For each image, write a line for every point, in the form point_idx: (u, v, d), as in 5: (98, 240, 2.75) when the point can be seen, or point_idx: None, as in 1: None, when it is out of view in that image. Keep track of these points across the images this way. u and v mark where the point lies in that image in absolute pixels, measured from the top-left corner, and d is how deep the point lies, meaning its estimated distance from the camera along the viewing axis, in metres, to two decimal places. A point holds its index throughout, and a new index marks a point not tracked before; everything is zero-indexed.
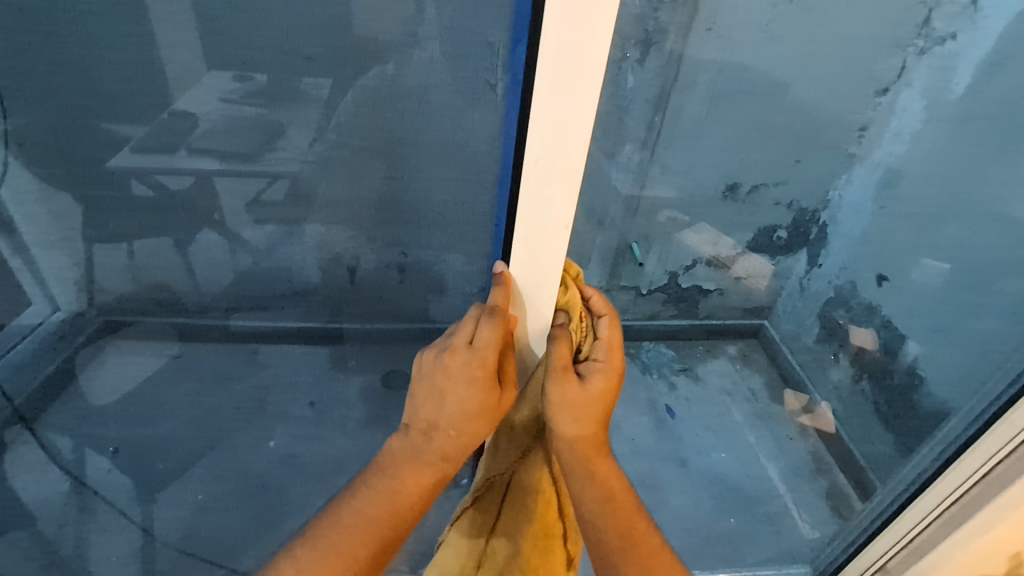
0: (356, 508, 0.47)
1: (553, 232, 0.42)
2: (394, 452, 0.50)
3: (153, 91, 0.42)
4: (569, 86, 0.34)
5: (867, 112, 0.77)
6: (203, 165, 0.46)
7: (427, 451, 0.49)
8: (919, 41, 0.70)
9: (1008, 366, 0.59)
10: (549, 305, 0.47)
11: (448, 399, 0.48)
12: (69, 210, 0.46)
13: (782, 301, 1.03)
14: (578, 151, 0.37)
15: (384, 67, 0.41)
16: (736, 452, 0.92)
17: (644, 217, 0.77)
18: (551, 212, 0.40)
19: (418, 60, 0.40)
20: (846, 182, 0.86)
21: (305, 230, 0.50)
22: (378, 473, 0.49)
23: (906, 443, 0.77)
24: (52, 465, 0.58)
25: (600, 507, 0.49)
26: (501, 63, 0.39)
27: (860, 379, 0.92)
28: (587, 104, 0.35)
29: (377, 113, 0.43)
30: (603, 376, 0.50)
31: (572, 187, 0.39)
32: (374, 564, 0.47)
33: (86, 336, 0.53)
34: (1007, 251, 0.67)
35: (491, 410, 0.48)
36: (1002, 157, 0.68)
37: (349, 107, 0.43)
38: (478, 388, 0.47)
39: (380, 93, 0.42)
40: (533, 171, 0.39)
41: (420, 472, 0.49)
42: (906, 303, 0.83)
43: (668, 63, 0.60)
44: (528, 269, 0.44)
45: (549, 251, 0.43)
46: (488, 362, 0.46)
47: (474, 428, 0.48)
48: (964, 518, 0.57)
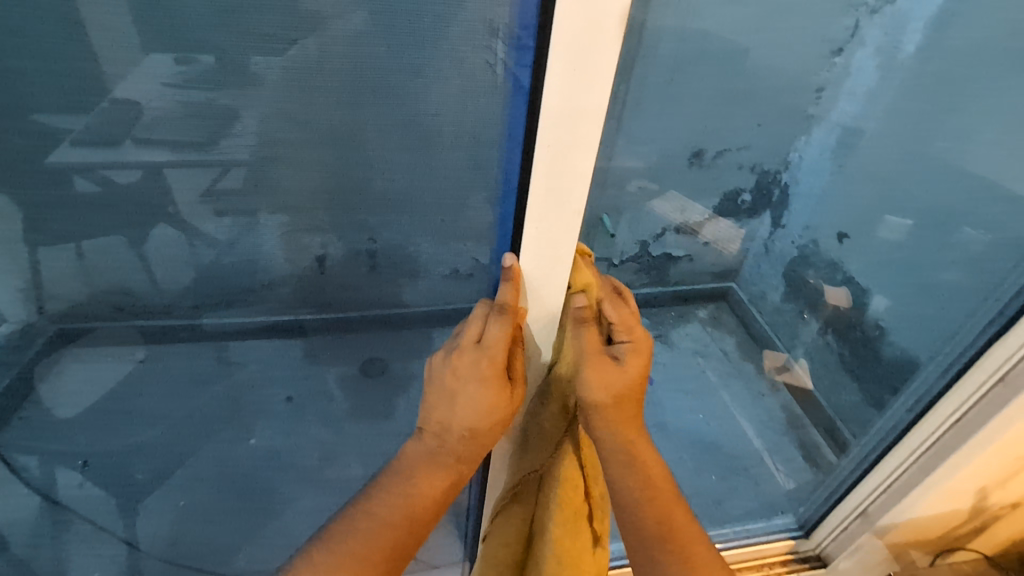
0: (371, 514, 0.47)
1: (565, 221, 0.40)
2: (409, 457, 0.50)
3: (86, 79, 0.38)
4: (587, 56, 0.31)
5: (822, 74, 0.77)
6: (152, 156, 0.44)
7: (441, 454, 0.49)
8: (871, 1, 0.70)
9: (986, 305, 0.59)
10: (559, 300, 0.45)
11: (460, 399, 0.48)
12: (5, 215, 0.43)
13: (749, 263, 1.06)
14: (592, 134, 0.35)
15: (318, 38, 0.38)
16: (711, 411, 0.99)
17: (614, 190, 0.73)
18: (566, 201, 0.38)
19: (361, 30, 0.38)
20: (805, 143, 0.89)
21: (261, 221, 0.49)
22: (392, 477, 0.50)
23: (873, 394, 0.82)
24: (20, 483, 0.56)
25: (640, 497, 0.49)
26: (500, 43, 0.37)
27: (826, 333, 0.96)
28: (606, 80, 0.33)
29: (318, 96, 0.41)
30: (635, 356, 0.49)
31: (583, 174, 0.37)
32: (392, 567, 0.47)
33: (39, 347, 0.50)
34: (957, 204, 0.71)
35: (506, 407, 0.47)
36: (951, 114, 0.71)
37: (286, 85, 0.40)
38: (490, 387, 0.46)
39: (326, 68, 0.40)
40: (546, 154, 0.36)
41: (435, 477, 0.49)
42: (868, 257, 0.87)
43: (632, 33, 0.55)
44: (542, 263, 0.43)
45: (560, 240, 0.41)
46: (497, 360, 0.46)
47: (487, 427, 0.48)
48: (939, 460, 0.61)
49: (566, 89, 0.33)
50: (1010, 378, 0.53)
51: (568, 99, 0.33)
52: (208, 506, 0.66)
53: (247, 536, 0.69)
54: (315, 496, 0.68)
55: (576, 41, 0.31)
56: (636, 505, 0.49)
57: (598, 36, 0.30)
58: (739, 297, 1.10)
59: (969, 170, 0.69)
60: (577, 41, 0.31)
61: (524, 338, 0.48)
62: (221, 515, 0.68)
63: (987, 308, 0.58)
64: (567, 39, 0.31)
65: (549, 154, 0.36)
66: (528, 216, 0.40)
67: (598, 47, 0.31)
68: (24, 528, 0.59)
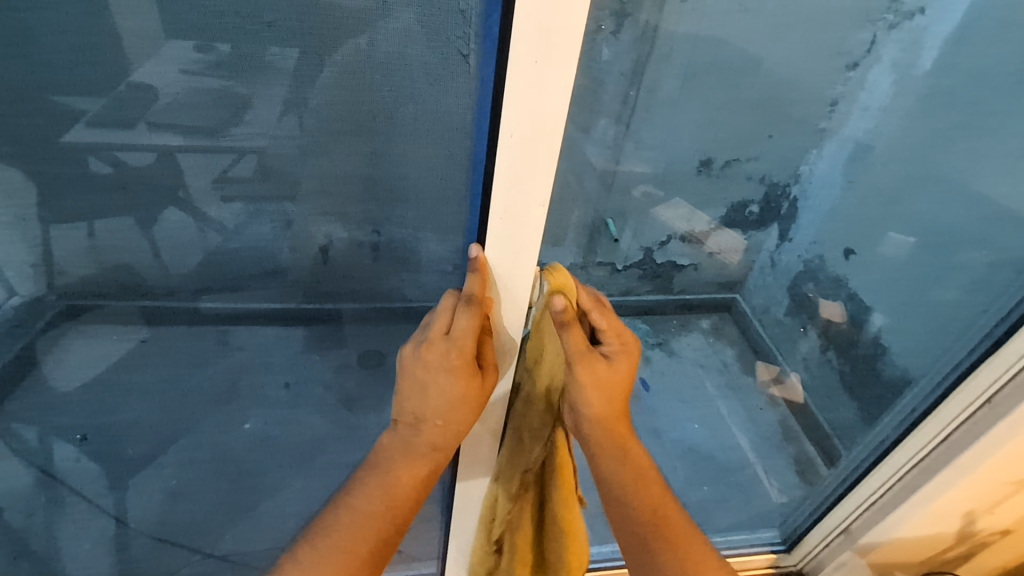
0: (354, 507, 0.50)
1: (529, 210, 0.43)
2: (385, 449, 0.52)
3: (110, 62, 0.39)
4: (543, 55, 0.35)
5: (836, 87, 0.76)
6: (164, 140, 0.43)
7: (416, 444, 0.51)
8: (890, 16, 0.69)
9: (967, 335, 0.62)
10: (525, 291, 0.49)
11: (431, 389, 0.49)
12: (19, 188, 0.43)
13: (754, 276, 1.05)
14: (553, 127, 0.39)
15: (358, 39, 0.39)
16: (707, 422, 0.98)
17: (619, 193, 0.77)
18: (529, 190, 0.42)
19: (394, 30, 0.39)
20: (816, 156, 0.87)
21: (288, 208, 0.49)
22: (371, 471, 0.52)
23: (868, 411, 0.81)
24: (18, 452, 0.57)
25: (631, 485, 0.54)
26: (474, 31, 0.39)
27: (827, 350, 0.96)
28: (561, 73, 0.36)
29: (359, 89, 0.42)
30: (624, 360, 0.52)
31: (545, 165, 0.41)
32: (379, 553, 0.50)
33: (47, 321, 0.51)
34: (964, 224, 0.70)
35: (478, 395, 0.50)
36: (965, 133, 0.70)
37: (326, 85, 0.41)
38: (459, 376, 0.48)
39: (356, 67, 0.40)
40: (510, 148, 0.40)
41: (412, 465, 0.51)
42: (871, 275, 0.87)
43: (643, 36, 0.59)
44: (505, 253, 0.46)
45: (526, 229, 0.44)
46: (466, 350, 0.48)
47: (460, 415, 0.50)
48: (924, 479, 0.62)
49: (528, 83, 0.37)
50: (997, 400, 0.55)
51: (529, 94, 0.37)
52: (199, 484, 0.67)
53: (238, 510, 0.71)
54: (305, 479, 0.71)
55: (535, 42, 0.35)
56: (627, 490, 0.54)
57: (557, 37, 0.35)
58: (742, 308, 1.09)
59: (977, 193, 0.69)
60: (536, 44, 0.35)
61: (490, 326, 0.50)
62: (211, 497, 0.69)
63: (978, 325, 0.60)
64: (528, 39, 0.35)
65: (514, 144, 0.39)
66: (494, 208, 0.43)
67: (557, 46, 0.35)
68: (20, 496, 0.60)
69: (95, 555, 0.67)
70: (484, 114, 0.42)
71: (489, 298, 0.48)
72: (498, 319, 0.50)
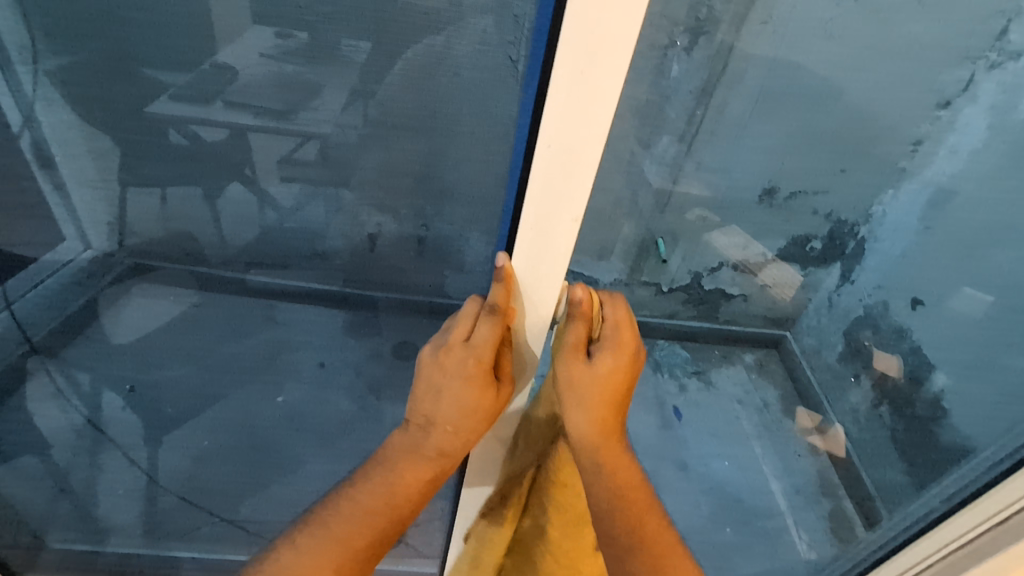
0: (355, 499, 0.51)
1: (562, 225, 0.42)
2: (393, 447, 0.53)
3: (198, 42, 0.41)
4: (591, 64, 0.33)
5: (923, 125, 0.70)
6: (238, 118, 0.45)
7: (425, 446, 0.52)
8: (991, 54, 0.62)
9: None
10: (549, 307, 0.48)
11: (445, 395, 0.50)
12: (105, 152, 0.46)
13: (807, 315, 1.01)
14: (596, 139, 0.37)
15: (433, 39, 0.40)
16: (738, 461, 0.94)
17: (673, 214, 0.75)
18: (562, 202, 0.40)
19: (467, 34, 0.39)
20: (891, 197, 0.81)
21: (341, 195, 0.50)
22: (378, 467, 0.52)
23: (918, 474, 0.76)
24: (70, 395, 0.61)
25: (610, 499, 0.53)
26: (525, 38, 0.38)
27: (880, 404, 0.90)
28: (611, 84, 0.34)
29: (423, 85, 0.42)
30: (613, 356, 0.50)
31: (583, 177, 0.39)
32: (375, 550, 0.51)
33: (114, 276, 0.54)
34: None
35: (489, 404, 0.50)
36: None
37: (392, 83, 0.42)
38: (472, 385, 0.49)
39: (425, 66, 0.41)
40: (545, 158, 0.38)
41: (418, 468, 0.52)
42: (939, 330, 0.82)
43: (716, 55, 0.57)
44: (531, 265, 0.45)
45: (555, 243, 0.43)
46: (482, 360, 0.48)
47: (470, 424, 0.51)
48: (968, 564, 0.57)
49: (573, 90, 0.34)
50: None
51: (573, 103, 0.35)
52: (229, 449, 0.70)
53: (260, 480, 0.73)
54: (326, 458, 0.71)
55: (583, 47, 0.32)
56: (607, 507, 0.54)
57: (607, 45, 0.32)
58: (791, 347, 1.04)
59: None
60: (582, 52, 0.33)
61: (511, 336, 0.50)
62: (237, 462, 0.71)
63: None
64: (575, 43, 0.32)
65: (551, 154, 0.38)
66: (524, 218, 0.42)
67: (606, 53, 0.32)
68: (69, 435, 0.64)
69: (125, 502, 0.71)
70: (524, 116, 0.40)
71: (512, 309, 0.48)
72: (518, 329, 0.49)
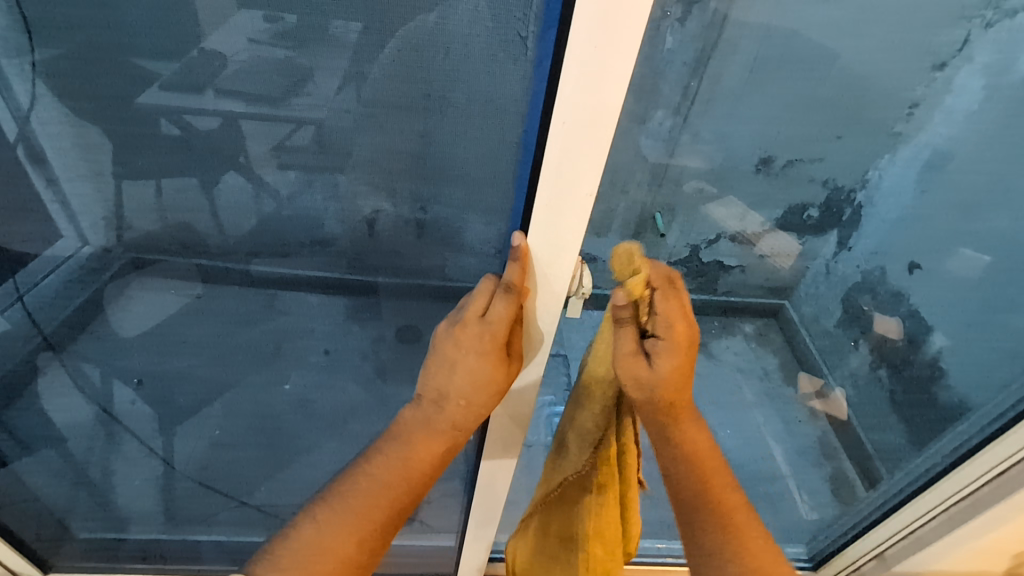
0: (371, 474, 0.52)
1: (575, 201, 0.43)
2: (408, 422, 0.54)
3: (184, 29, 0.41)
4: (605, 40, 0.34)
5: (918, 88, 0.69)
6: (229, 106, 0.45)
7: (437, 420, 0.53)
8: (987, 13, 0.61)
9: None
10: (564, 281, 0.49)
11: (459, 369, 0.50)
12: (97, 144, 0.46)
13: (805, 283, 1.01)
14: (607, 117, 0.38)
15: (426, 17, 0.39)
16: (739, 428, 0.98)
17: (670, 186, 0.75)
18: (576, 178, 0.41)
19: (461, 13, 0.39)
20: (889, 161, 0.80)
21: (336, 178, 0.49)
22: (392, 440, 0.53)
23: (918, 434, 0.78)
24: (83, 390, 0.62)
25: (685, 468, 0.55)
26: (534, 15, 0.38)
27: (878, 367, 0.92)
28: (625, 64, 0.35)
29: (417, 67, 0.42)
30: (671, 356, 0.50)
31: (596, 153, 0.40)
32: (391, 521, 0.52)
33: (113, 272, 0.54)
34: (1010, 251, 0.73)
35: (503, 381, 0.51)
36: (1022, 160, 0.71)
37: (385, 63, 0.42)
38: (488, 360, 0.49)
39: (419, 46, 0.41)
40: (561, 132, 0.39)
41: (431, 441, 0.53)
42: (937, 292, 0.83)
43: (710, 25, 0.56)
44: (547, 240, 0.46)
45: (571, 221, 0.44)
46: (497, 335, 0.48)
47: (483, 398, 0.51)
48: (970, 516, 0.63)
49: (587, 67, 0.35)
50: None
51: (586, 80, 0.36)
52: (240, 435, 0.71)
53: (273, 463, 0.74)
54: (337, 441, 0.73)
55: (598, 25, 0.33)
56: (679, 478, 0.55)
57: (619, 25, 0.33)
58: (791, 316, 1.04)
59: (1004, 229, 0.73)
60: (598, 29, 0.34)
61: (524, 314, 0.51)
62: (250, 448, 0.73)
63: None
64: (589, 21, 0.33)
65: (566, 130, 0.39)
66: (540, 195, 0.43)
67: (621, 31, 0.34)
68: (83, 428, 0.65)
69: (144, 489, 0.73)
70: (536, 101, 0.41)
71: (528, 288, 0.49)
72: (530, 309, 0.51)
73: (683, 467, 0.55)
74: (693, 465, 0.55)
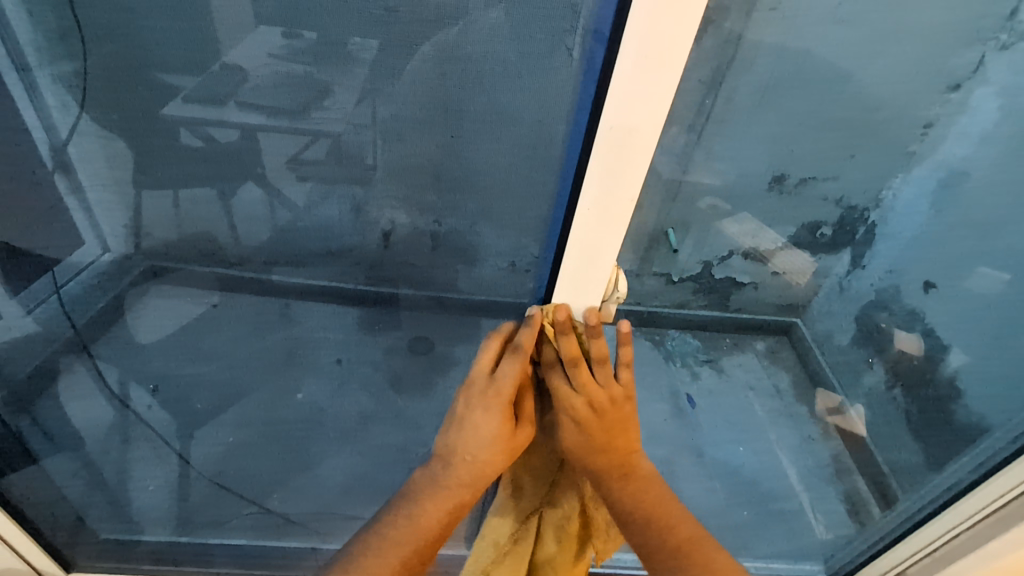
0: (383, 531, 0.47)
1: (616, 209, 0.41)
2: (418, 481, 0.50)
3: (206, 44, 0.42)
4: (655, 52, 0.33)
5: (933, 109, 0.70)
6: (250, 119, 0.46)
7: (445, 477, 0.49)
8: (1001, 35, 0.62)
9: None
10: (599, 290, 0.47)
11: (466, 425, 0.48)
12: (121, 155, 0.47)
13: (818, 301, 1.00)
14: (650, 128, 0.37)
15: (447, 33, 0.40)
16: (754, 446, 0.97)
17: (683, 202, 0.75)
18: (617, 188, 0.40)
19: (480, 28, 0.40)
20: (902, 182, 0.80)
21: (350, 190, 0.50)
22: (403, 500, 0.49)
23: (934, 455, 0.78)
24: (102, 393, 0.62)
25: (636, 501, 0.50)
26: (580, 31, 0.38)
27: (894, 387, 0.91)
28: (672, 78, 0.35)
29: (439, 83, 0.43)
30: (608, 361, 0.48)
31: (637, 164, 0.39)
32: None
33: (132, 279, 0.55)
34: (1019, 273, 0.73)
35: (511, 440, 0.48)
36: None
37: (411, 79, 0.43)
38: (493, 415, 0.47)
39: (444, 61, 0.41)
40: (606, 139, 0.38)
41: (439, 499, 0.48)
42: (954, 311, 0.82)
43: (725, 44, 0.55)
44: (586, 248, 0.44)
45: (610, 229, 0.43)
46: (502, 392, 0.47)
47: (489, 457, 0.48)
48: (993, 534, 0.61)
49: (634, 78, 0.35)
50: None
51: (633, 88, 0.35)
52: (254, 444, 0.71)
53: (284, 474, 0.74)
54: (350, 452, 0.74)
55: (647, 37, 0.33)
56: (633, 506, 0.50)
57: (668, 33, 0.32)
58: (803, 334, 1.03)
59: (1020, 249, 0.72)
60: (647, 43, 0.33)
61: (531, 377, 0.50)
62: (267, 458, 0.72)
63: None
64: (640, 33, 0.33)
65: (611, 136, 0.38)
66: (581, 200, 0.42)
67: (672, 34, 0.32)
68: (97, 436, 0.65)
69: (158, 498, 0.72)
70: (582, 109, 0.41)
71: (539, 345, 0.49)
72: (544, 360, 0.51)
73: (635, 502, 0.50)
74: (651, 524, 0.50)
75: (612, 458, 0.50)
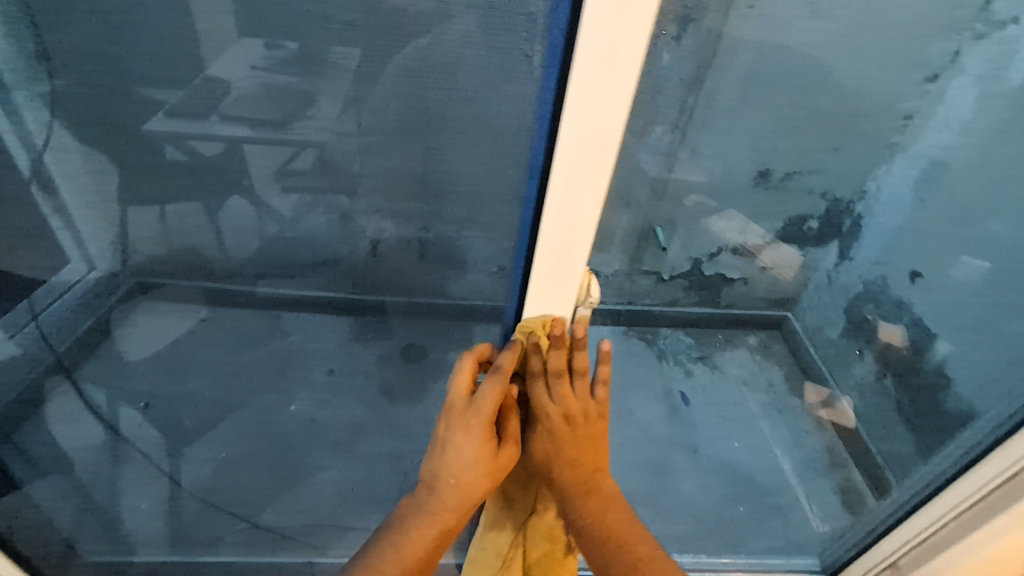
0: (369, 561, 0.46)
1: (582, 215, 0.41)
2: (404, 507, 0.49)
3: (186, 57, 0.41)
4: (612, 59, 0.33)
5: (913, 100, 0.71)
6: (234, 131, 0.46)
7: (431, 503, 0.47)
8: (977, 25, 0.63)
9: None
10: (571, 294, 0.47)
11: (449, 447, 0.47)
12: (101, 170, 0.46)
13: (808, 294, 1.02)
14: (610, 134, 0.37)
15: (421, 40, 0.40)
16: (750, 442, 0.97)
17: (671, 200, 0.74)
18: (582, 194, 0.40)
19: (454, 34, 0.39)
20: (885, 173, 0.83)
21: (337, 199, 0.50)
22: (391, 529, 0.48)
23: (924, 442, 0.78)
24: (90, 415, 0.61)
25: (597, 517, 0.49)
26: (538, 36, 0.38)
27: (883, 377, 0.92)
28: (628, 83, 0.34)
29: (416, 90, 0.43)
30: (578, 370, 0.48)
31: (601, 168, 0.39)
32: None
33: (120, 296, 0.54)
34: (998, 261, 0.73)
35: (492, 461, 0.47)
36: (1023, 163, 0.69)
37: (388, 86, 0.42)
38: (475, 434, 0.46)
39: (418, 68, 0.41)
40: (568, 147, 0.37)
41: (426, 526, 0.47)
42: (940, 301, 0.83)
43: (704, 43, 0.55)
44: (554, 255, 0.44)
45: (577, 234, 0.43)
46: (483, 411, 0.46)
47: (473, 479, 0.47)
48: (980, 523, 0.60)
49: (591, 85, 0.34)
50: None
51: (591, 96, 0.35)
52: (246, 458, 0.71)
53: (277, 488, 0.73)
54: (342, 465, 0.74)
55: (602, 44, 0.32)
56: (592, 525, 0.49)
57: (620, 39, 0.32)
58: (793, 327, 1.07)
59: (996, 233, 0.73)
60: (602, 50, 0.33)
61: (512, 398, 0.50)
62: (257, 472, 0.72)
63: None
64: (594, 41, 0.32)
65: (573, 143, 0.37)
66: (547, 207, 0.41)
67: (624, 40, 0.32)
68: (86, 458, 0.63)
69: (148, 518, 0.70)
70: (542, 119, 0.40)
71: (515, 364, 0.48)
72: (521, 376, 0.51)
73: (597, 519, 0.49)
74: (607, 545, 0.48)
75: (582, 470, 0.50)
